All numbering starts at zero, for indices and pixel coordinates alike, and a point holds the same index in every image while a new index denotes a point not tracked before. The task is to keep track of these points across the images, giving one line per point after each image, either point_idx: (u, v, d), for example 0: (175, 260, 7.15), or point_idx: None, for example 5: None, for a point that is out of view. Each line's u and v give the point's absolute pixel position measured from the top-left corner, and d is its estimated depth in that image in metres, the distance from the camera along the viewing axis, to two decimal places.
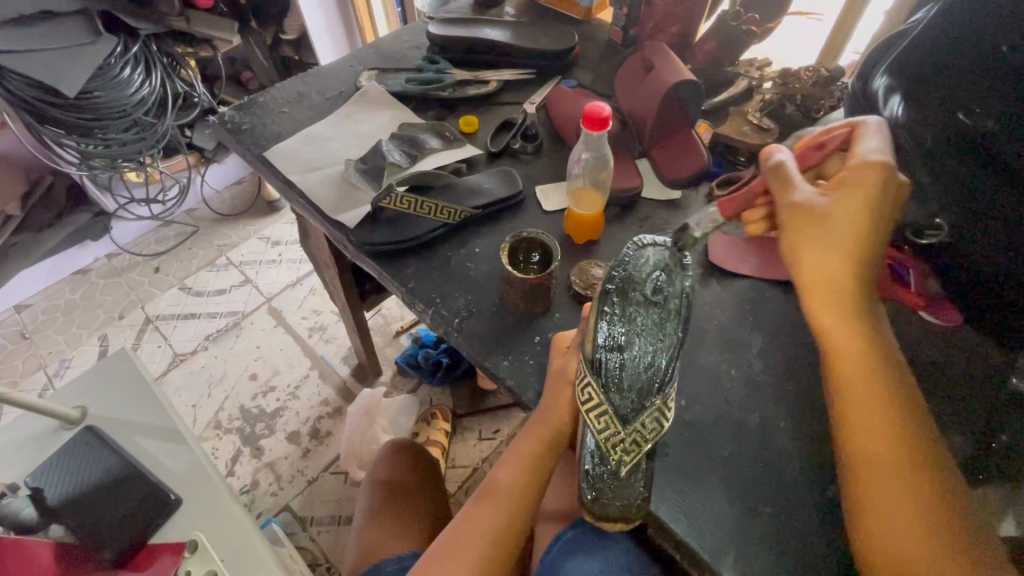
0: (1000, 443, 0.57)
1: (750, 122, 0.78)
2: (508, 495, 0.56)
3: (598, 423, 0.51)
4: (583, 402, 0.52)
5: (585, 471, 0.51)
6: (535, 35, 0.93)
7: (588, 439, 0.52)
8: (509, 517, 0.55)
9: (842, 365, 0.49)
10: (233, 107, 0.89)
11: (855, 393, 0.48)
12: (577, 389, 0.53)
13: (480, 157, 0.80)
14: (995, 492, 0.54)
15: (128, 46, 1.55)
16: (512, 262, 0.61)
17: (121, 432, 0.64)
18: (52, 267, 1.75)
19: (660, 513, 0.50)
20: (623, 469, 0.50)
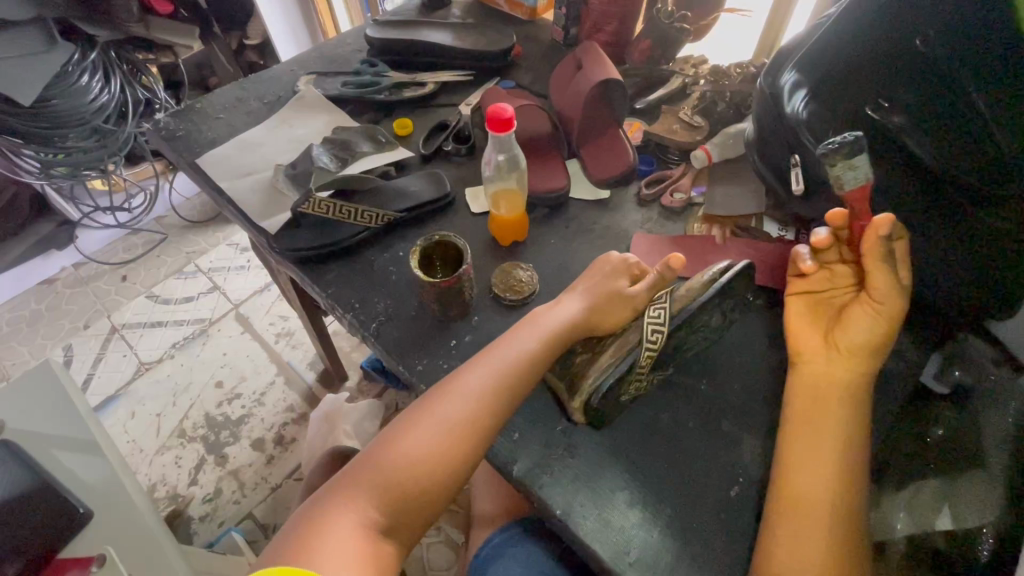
0: (935, 438, 0.54)
1: (681, 120, 0.77)
2: (445, 426, 0.50)
3: (649, 345, 0.48)
4: (653, 324, 0.49)
5: (618, 372, 0.49)
6: (475, 37, 0.93)
7: (633, 354, 0.49)
8: (440, 453, 0.49)
9: (802, 387, 0.52)
10: (169, 114, 0.88)
11: (809, 410, 0.51)
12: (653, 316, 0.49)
13: (413, 160, 0.79)
14: (929, 487, 0.52)
15: (85, 53, 1.54)
16: (421, 262, 0.60)
17: (38, 444, 0.64)
18: (16, 278, 1.74)
19: (562, 514, 0.50)
20: (623, 395, 0.51)
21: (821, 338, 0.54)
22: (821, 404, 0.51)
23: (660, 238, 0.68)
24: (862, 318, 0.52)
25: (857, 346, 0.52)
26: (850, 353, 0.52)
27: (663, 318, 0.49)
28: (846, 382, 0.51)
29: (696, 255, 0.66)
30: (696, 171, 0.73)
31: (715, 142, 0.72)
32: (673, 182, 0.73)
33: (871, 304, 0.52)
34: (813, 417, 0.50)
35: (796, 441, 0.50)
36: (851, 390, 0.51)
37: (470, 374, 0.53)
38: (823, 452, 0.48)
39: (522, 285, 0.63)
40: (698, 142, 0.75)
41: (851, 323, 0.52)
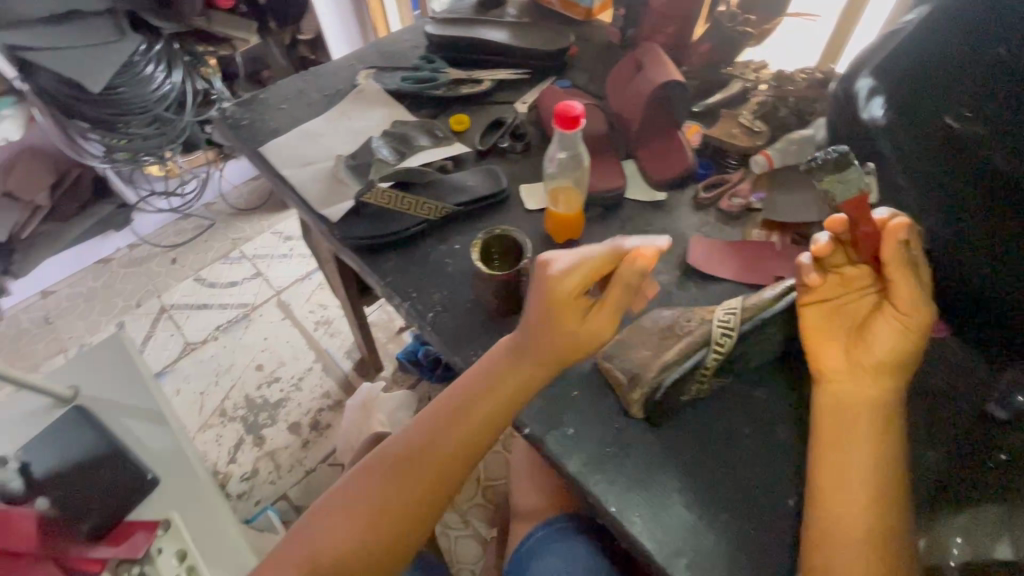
0: (999, 460, 0.53)
1: (741, 125, 0.76)
2: (397, 472, 0.53)
3: (718, 348, 0.50)
4: (723, 326, 0.51)
5: (683, 367, 0.50)
6: (532, 35, 0.94)
7: (700, 354, 0.50)
8: (388, 497, 0.52)
9: (830, 398, 0.50)
10: (236, 103, 0.92)
11: (839, 425, 0.49)
12: (723, 319, 0.51)
13: (469, 155, 0.80)
14: (994, 511, 0.50)
15: (151, 44, 1.62)
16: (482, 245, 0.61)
17: (109, 411, 0.67)
18: (76, 256, 1.83)
19: (615, 511, 0.50)
20: (685, 392, 0.52)
21: (840, 350, 0.51)
22: (853, 423, 0.48)
23: (716, 242, 0.67)
24: (889, 332, 0.49)
25: (888, 360, 0.49)
26: (876, 369, 0.49)
27: (734, 324, 0.51)
28: (874, 398, 0.49)
29: (754, 261, 0.65)
30: (756, 176, 0.72)
31: (777, 147, 0.71)
32: (732, 186, 0.72)
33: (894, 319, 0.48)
34: (847, 428, 0.48)
35: (838, 457, 0.48)
36: (878, 405, 0.48)
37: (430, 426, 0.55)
38: (863, 470, 0.47)
39: None
40: (759, 148, 0.74)
41: (877, 338, 0.49)
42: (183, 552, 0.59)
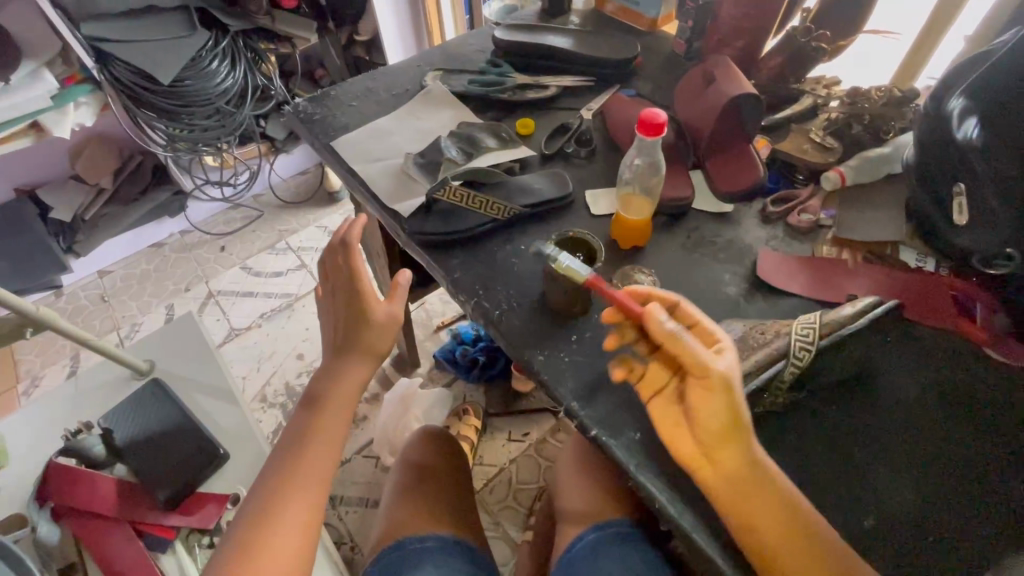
0: None
1: (812, 141, 0.76)
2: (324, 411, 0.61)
3: (798, 356, 0.51)
4: (803, 336, 0.51)
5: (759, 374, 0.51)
6: (598, 44, 0.95)
7: (779, 363, 0.51)
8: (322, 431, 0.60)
9: (704, 473, 0.49)
10: (307, 99, 0.95)
11: (734, 500, 0.48)
12: (804, 330, 0.52)
13: (534, 158, 0.81)
14: None
15: (218, 40, 1.69)
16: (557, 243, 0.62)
17: (184, 387, 0.71)
18: (132, 239, 1.91)
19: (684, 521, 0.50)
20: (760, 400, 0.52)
21: (680, 427, 0.51)
22: (746, 492, 0.47)
23: (787, 257, 0.67)
24: (703, 401, 0.48)
25: (724, 427, 0.48)
26: (720, 436, 0.48)
27: (813, 338, 0.51)
28: (738, 460, 0.48)
29: (828, 278, 0.64)
30: (826, 193, 0.71)
31: (851, 164, 0.70)
32: (801, 202, 0.72)
33: (717, 390, 0.47)
34: (743, 496, 0.48)
35: (745, 517, 0.47)
36: (744, 467, 0.48)
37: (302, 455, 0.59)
38: (779, 531, 0.47)
39: (644, 289, 0.64)
40: (831, 164, 0.73)
41: (709, 407, 0.48)
42: None
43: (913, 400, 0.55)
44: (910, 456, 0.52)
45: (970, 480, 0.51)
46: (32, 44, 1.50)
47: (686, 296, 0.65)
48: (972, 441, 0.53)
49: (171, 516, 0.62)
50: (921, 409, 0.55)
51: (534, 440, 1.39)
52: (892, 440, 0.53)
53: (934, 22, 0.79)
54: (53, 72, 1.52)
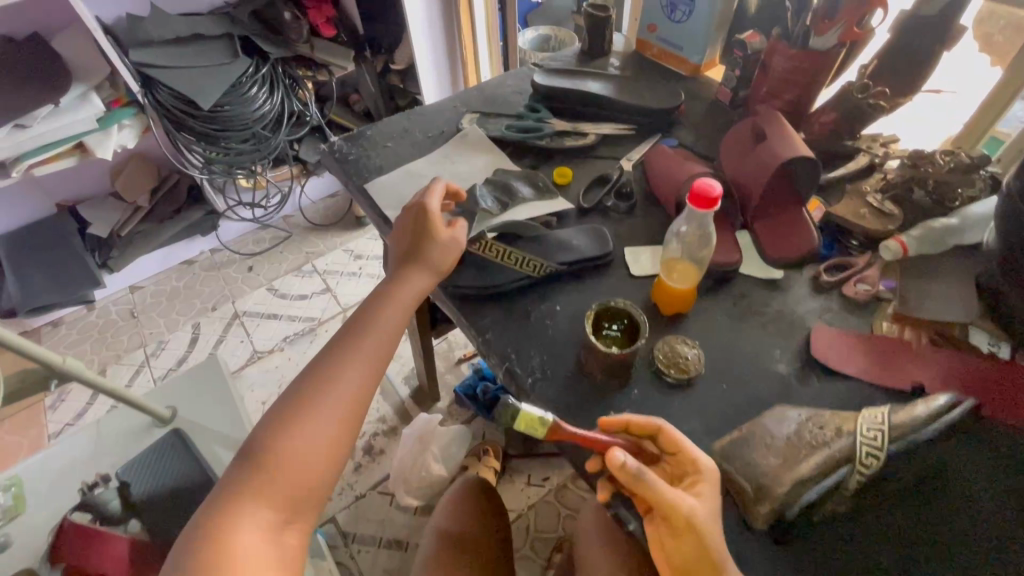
0: None
1: (870, 205, 0.71)
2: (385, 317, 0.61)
3: (867, 461, 0.47)
4: (869, 436, 0.48)
5: (823, 480, 0.47)
6: (639, 91, 0.92)
7: (842, 470, 0.47)
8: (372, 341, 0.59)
9: None
10: (343, 138, 0.95)
11: None
12: (872, 430, 0.48)
13: (571, 211, 0.79)
14: None
15: (258, 67, 1.72)
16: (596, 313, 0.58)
17: (203, 439, 0.72)
18: (164, 257, 1.95)
19: None
20: (819, 508, 0.48)
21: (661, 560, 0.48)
22: None
23: (843, 334, 0.62)
24: (674, 539, 0.46)
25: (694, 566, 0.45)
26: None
27: (881, 443, 0.47)
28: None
29: (889, 361, 0.59)
30: (885, 262, 0.66)
31: (914, 233, 0.66)
32: (858, 271, 0.67)
33: (684, 528, 0.45)
34: None
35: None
36: None
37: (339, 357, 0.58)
38: None
39: (687, 363, 0.60)
40: (891, 232, 0.68)
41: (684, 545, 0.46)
42: None
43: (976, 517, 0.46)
44: None
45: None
46: (83, 68, 1.55)
47: (733, 371, 0.60)
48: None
49: None
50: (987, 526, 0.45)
51: (555, 486, 1.35)
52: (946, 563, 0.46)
53: (1005, 82, 0.74)
54: (100, 96, 1.57)
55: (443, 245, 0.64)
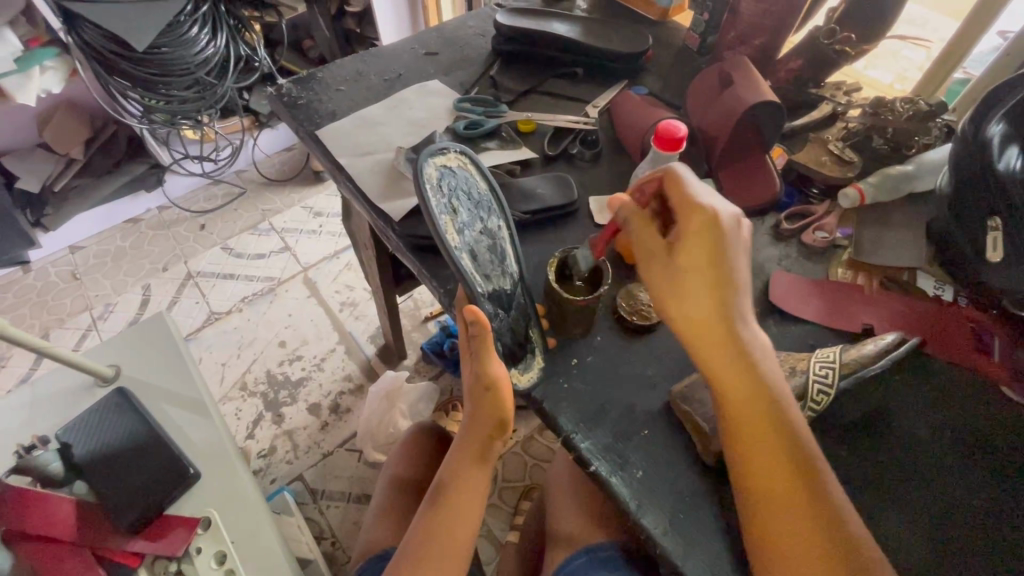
0: None
1: (830, 152, 0.72)
2: (458, 485, 0.57)
3: (819, 371, 0.50)
4: (820, 357, 0.51)
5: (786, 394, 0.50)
6: (605, 33, 0.89)
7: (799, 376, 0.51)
8: (461, 507, 0.56)
9: (744, 450, 0.46)
10: (291, 80, 0.87)
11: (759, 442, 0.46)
12: (818, 361, 0.51)
13: (536, 159, 0.76)
14: None
15: (198, 4, 1.56)
16: (559, 260, 0.60)
17: (152, 398, 0.64)
18: (106, 214, 1.81)
19: (670, 552, 0.47)
20: (811, 407, 0.50)
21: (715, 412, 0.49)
22: (755, 426, 0.47)
23: (801, 279, 0.63)
24: (735, 401, 0.47)
25: (758, 417, 0.47)
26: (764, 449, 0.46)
27: (832, 380, 0.49)
28: (772, 458, 0.46)
29: (842, 302, 0.60)
30: (843, 210, 0.67)
31: (871, 182, 0.66)
32: (816, 219, 0.67)
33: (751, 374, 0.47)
34: (752, 442, 0.46)
35: (766, 523, 0.44)
36: (751, 404, 0.47)
37: (443, 534, 0.55)
38: (780, 481, 0.45)
39: (649, 310, 0.60)
40: (849, 179, 0.69)
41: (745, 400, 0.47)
42: (222, 555, 0.54)
43: (904, 443, 0.51)
44: (905, 511, 0.49)
45: (967, 539, 0.47)
46: None
47: None
48: (979, 497, 0.49)
49: (135, 542, 0.54)
50: (919, 454, 0.51)
51: (521, 438, 1.32)
52: (870, 482, 0.50)
53: (973, 18, 0.76)
54: (16, 32, 1.39)
55: (498, 404, 0.54)
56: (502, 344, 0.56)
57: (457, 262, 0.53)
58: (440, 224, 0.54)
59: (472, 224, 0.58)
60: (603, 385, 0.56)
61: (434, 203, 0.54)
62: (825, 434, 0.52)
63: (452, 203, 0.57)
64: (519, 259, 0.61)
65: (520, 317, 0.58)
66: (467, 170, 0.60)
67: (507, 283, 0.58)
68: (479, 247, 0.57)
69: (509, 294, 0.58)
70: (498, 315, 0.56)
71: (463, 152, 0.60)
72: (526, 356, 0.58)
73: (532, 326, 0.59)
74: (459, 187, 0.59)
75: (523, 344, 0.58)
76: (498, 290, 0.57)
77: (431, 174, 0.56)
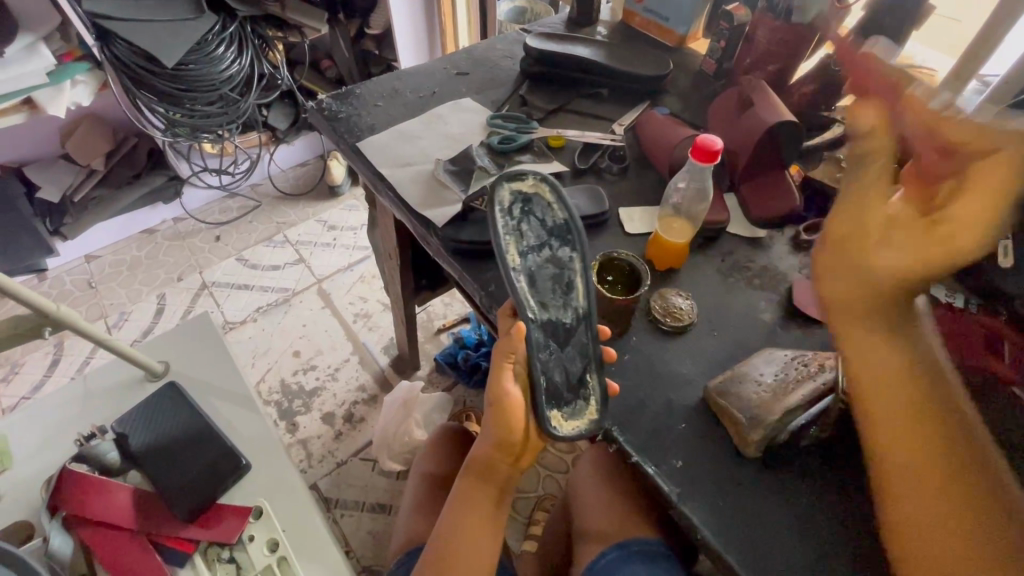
0: None
1: (844, 170, 0.77)
2: (489, 470, 0.61)
3: None
4: None
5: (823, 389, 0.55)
6: (627, 57, 0.94)
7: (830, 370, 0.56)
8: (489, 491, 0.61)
9: (871, 409, 0.46)
10: (330, 95, 0.92)
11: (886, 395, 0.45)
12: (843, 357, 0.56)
13: (566, 172, 0.81)
14: None
15: (225, 25, 1.62)
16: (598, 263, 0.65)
17: (202, 393, 0.68)
18: (123, 224, 1.84)
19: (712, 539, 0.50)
20: None
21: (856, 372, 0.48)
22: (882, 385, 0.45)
23: None
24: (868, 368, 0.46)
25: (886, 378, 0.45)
26: (901, 424, 0.44)
27: None
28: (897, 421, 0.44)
29: None
30: None
31: None
32: None
33: (881, 357, 0.46)
34: (872, 396, 0.46)
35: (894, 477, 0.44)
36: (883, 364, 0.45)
37: (479, 519, 0.60)
38: (914, 437, 0.44)
39: (681, 312, 0.64)
40: None
41: (883, 385, 0.45)
42: (275, 543, 0.58)
43: None
44: None
45: None
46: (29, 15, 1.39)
47: (723, 320, 0.65)
48: None
49: (190, 529, 0.58)
50: None
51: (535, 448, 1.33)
52: None
53: None
54: (50, 47, 1.41)
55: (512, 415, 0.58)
56: (548, 380, 0.58)
57: (512, 284, 0.58)
58: (503, 246, 0.59)
59: (538, 250, 0.61)
60: (641, 382, 0.60)
61: (502, 225, 0.59)
62: (852, 428, 0.56)
63: (519, 228, 0.61)
64: (588, 294, 0.60)
65: (577, 357, 0.59)
66: (547, 200, 0.62)
67: (566, 316, 0.59)
68: (541, 274, 0.60)
69: (567, 328, 0.59)
70: (548, 347, 0.59)
71: (543, 176, 0.62)
72: (577, 401, 0.58)
73: (590, 371, 0.58)
74: (533, 213, 0.62)
75: (575, 385, 0.58)
76: (553, 320, 0.59)
77: (504, 199, 0.61)
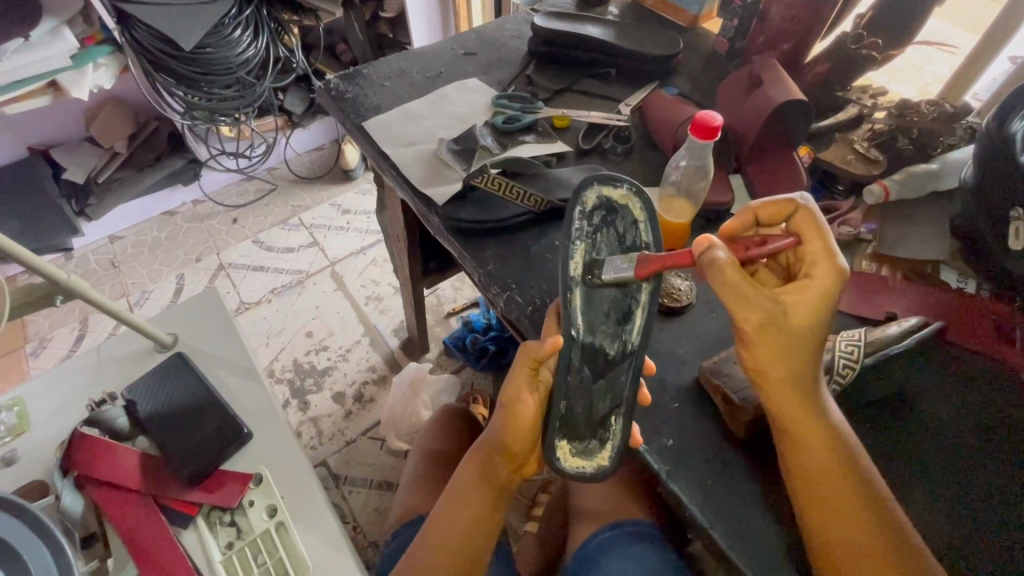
0: None
1: (856, 151, 0.74)
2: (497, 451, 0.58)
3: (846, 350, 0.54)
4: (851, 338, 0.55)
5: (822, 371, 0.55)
6: (636, 37, 0.93)
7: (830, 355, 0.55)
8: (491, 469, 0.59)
9: (797, 441, 0.49)
10: (338, 75, 0.92)
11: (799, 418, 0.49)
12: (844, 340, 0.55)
13: (570, 153, 0.80)
14: None
15: (241, 8, 1.64)
16: None
17: (209, 365, 0.70)
18: (145, 205, 1.89)
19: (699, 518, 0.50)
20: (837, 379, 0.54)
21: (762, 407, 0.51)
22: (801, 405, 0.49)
23: None
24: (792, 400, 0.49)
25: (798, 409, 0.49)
26: (822, 460, 0.48)
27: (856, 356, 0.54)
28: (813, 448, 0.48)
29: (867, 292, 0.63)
30: (868, 207, 0.69)
31: (896, 179, 0.69)
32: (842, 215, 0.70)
33: (798, 393, 0.49)
34: (804, 425, 0.49)
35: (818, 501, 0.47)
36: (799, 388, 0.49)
37: (475, 495, 0.59)
38: (827, 467, 0.48)
39: (679, 293, 0.63)
40: (874, 175, 0.72)
41: (796, 413, 0.49)
42: (274, 508, 0.60)
43: (926, 425, 0.54)
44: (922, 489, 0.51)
45: (981, 514, 0.50)
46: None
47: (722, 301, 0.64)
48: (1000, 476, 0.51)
49: (193, 493, 0.60)
50: (940, 436, 0.54)
51: None
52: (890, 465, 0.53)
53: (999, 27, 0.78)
54: (73, 31, 1.44)
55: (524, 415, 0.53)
56: (569, 407, 0.55)
57: (567, 293, 0.55)
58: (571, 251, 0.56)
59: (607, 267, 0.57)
60: None
61: (576, 227, 0.56)
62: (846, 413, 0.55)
63: (595, 236, 0.57)
64: (642, 332, 0.56)
65: (608, 395, 0.55)
66: (634, 215, 0.58)
67: (613, 348, 0.56)
68: (600, 295, 0.56)
69: (608, 360, 0.56)
70: (582, 373, 0.55)
71: (639, 189, 0.58)
72: (595, 440, 0.55)
73: (618, 413, 0.55)
74: (614, 226, 0.58)
75: (600, 422, 0.55)
76: (597, 346, 0.56)
77: (587, 201, 0.57)
